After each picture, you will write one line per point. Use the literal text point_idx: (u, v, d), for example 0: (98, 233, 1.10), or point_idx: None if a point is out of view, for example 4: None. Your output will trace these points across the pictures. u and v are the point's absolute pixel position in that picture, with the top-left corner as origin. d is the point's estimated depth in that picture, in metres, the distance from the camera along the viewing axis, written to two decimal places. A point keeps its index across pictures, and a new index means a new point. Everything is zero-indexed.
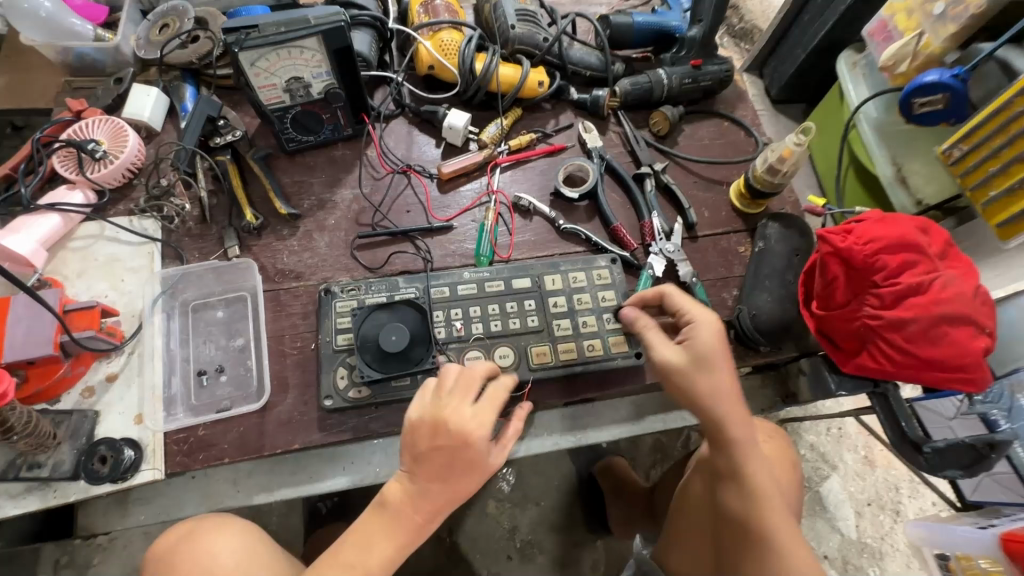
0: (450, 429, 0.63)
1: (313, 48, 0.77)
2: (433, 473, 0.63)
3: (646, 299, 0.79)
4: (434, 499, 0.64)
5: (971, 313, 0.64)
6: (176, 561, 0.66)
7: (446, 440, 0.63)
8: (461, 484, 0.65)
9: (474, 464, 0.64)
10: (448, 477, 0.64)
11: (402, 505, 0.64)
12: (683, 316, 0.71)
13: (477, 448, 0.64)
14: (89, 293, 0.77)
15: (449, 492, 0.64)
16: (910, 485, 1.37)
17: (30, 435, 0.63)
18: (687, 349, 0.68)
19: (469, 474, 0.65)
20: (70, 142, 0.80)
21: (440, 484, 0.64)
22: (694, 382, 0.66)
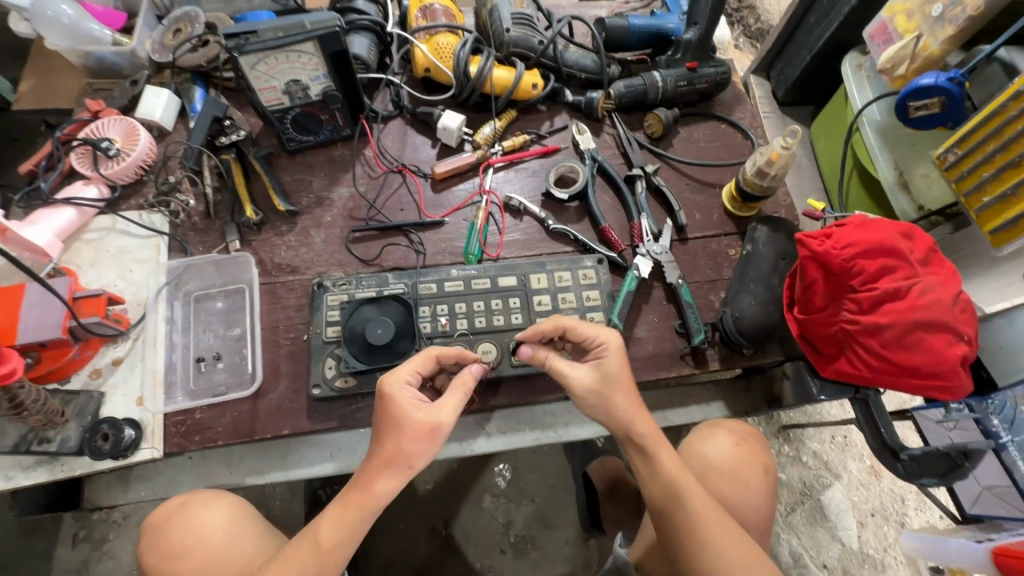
0: (404, 397, 0.65)
1: (310, 53, 0.80)
2: (391, 437, 0.64)
3: (543, 332, 0.75)
4: (397, 466, 0.64)
5: (949, 319, 0.64)
6: (169, 531, 0.69)
7: (398, 406, 0.64)
8: (414, 448, 0.64)
9: (427, 429, 0.64)
10: (401, 440, 0.64)
11: (380, 476, 0.64)
12: (590, 340, 0.73)
13: (424, 413, 0.64)
14: (100, 282, 0.83)
15: (404, 459, 0.64)
16: (916, 497, 1.34)
17: (40, 412, 0.68)
18: (596, 370, 0.71)
19: (421, 438, 0.64)
20: (87, 140, 0.86)
21: (397, 450, 0.64)
22: (599, 397, 0.70)
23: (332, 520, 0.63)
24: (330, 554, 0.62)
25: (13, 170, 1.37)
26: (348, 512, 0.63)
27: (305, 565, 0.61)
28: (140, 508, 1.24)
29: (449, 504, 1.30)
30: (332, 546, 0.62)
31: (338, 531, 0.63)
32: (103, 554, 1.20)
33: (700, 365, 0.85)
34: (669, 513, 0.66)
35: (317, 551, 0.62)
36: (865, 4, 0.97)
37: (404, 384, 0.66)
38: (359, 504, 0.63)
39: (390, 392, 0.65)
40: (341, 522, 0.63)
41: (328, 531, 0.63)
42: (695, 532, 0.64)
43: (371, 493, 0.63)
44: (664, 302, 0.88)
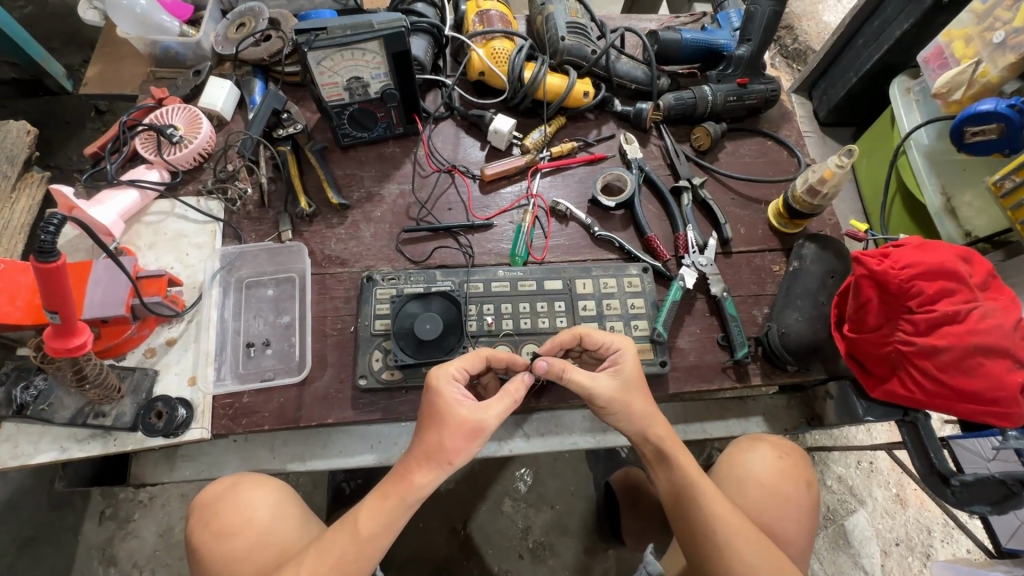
0: (450, 393, 0.65)
1: (374, 51, 0.82)
2: (435, 430, 0.64)
3: (565, 342, 0.75)
4: (436, 460, 0.63)
5: (1009, 345, 0.63)
6: (219, 511, 0.73)
7: (445, 400, 0.64)
8: (456, 445, 0.63)
9: (469, 428, 0.63)
10: (443, 434, 0.63)
11: (420, 467, 0.64)
12: (606, 347, 0.74)
13: (468, 411, 0.64)
14: (157, 263, 0.85)
15: (445, 455, 0.63)
16: (943, 528, 1.31)
17: (99, 386, 0.70)
18: (615, 376, 0.71)
19: (463, 435, 0.63)
20: (152, 126, 0.88)
21: (438, 444, 0.63)
22: (620, 402, 0.70)
23: (370, 509, 0.64)
24: (367, 542, 0.62)
25: (63, 151, 1.40)
26: (387, 502, 0.63)
27: (341, 554, 0.62)
28: (166, 490, 1.26)
29: (468, 505, 1.30)
30: (369, 536, 0.63)
31: (378, 521, 0.63)
32: (127, 533, 1.21)
33: (741, 378, 0.85)
34: (686, 515, 0.69)
35: (355, 541, 0.62)
36: (921, 28, 0.97)
37: (452, 379, 0.67)
38: (397, 496, 0.63)
39: (440, 386, 0.65)
40: (379, 512, 0.63)
41: (367, 519, 0.63)
42: (710, 531, 0.67)
43: (411, 484, 0.63)
44: (707, 314, 0.89)
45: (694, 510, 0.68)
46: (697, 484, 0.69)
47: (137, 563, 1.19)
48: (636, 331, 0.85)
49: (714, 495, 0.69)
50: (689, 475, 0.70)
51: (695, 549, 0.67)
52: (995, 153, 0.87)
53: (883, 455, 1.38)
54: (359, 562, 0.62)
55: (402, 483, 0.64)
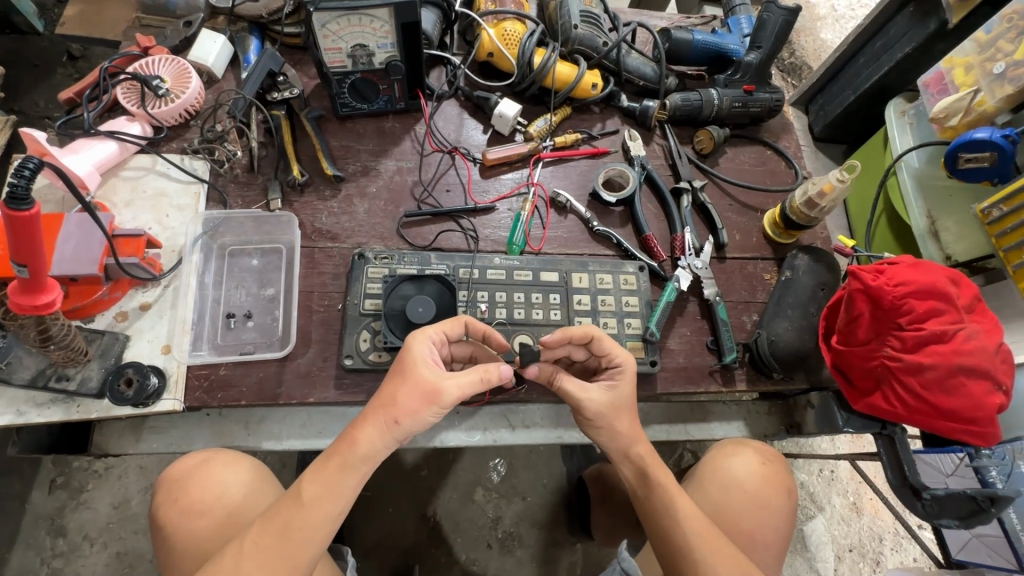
0: (420, 350, 0.63)
1: (383, 19, 0.78)
2: (396, 382, 0.61)
3: (573, 338, 0.71)
4: (383, 418, 0.60)
5: (990, 368, 0.66)
6: (188, 488, 0.70)
7: (414, 356, 0.62)
8: (408, 403, 0.60)
9: (427, 390, 0.60)
10: (400, 389, 0.61)
11: (366, 424, 0.61)
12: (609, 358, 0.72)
13: (431, 374, 0.61)
14: (135, 223, 0.80)
15: (393, 410, 0.60)
16: (894, 537, 1.36)
17: (65, 348, 0.65)
18: (608, 392, 0.70)
19: (419, 397, 0.60)
20: (137, 75, 0.83)
21: (393, 399, 0.61)
22: (608, 420, 0.70)
23: (315, 476, 0.60)
24: (310, 510, 0.59)
25: (29, 95, 1.31)
26: (332, 468, 0.60)
27: (284, 523, 0.59)
28: (124, 461, 1.20)
29: (440, 492, 1.29)
30: (314, 503, 0.59)
31: (322, 485, 0.60)
32: (79, 504, 1.15)
33: (727, 383, 0.86)
34: (659, 527, 0.69)
35: (299, 509, 0.59)
36: (923, 52, 0.99)
37: (428, 341, 0.64)
38: (340, 458, 0.60)
39: (412, 343, 0.63)
40: (321, 478, 0.60)
41: (311, 485, 0.60)
42: (686, 545, 0.66)
43: (354, 441, 0.60)
44: (698, 318, 0.89)
45: (668, 524, 0.68)
46: (672, 500, 0.69)
47: (88, 535, 1.14)
48: (630, 328, 0.85)
49: (690, 510, 0.69)
50: (666, 495, 0.69)
51: (668, 561, 0.67)
52: (983, 181, 0.89)
53: (844, 464, 1.43)
54: (312, 531, 0.59)
55: (346, 440, 0.61)
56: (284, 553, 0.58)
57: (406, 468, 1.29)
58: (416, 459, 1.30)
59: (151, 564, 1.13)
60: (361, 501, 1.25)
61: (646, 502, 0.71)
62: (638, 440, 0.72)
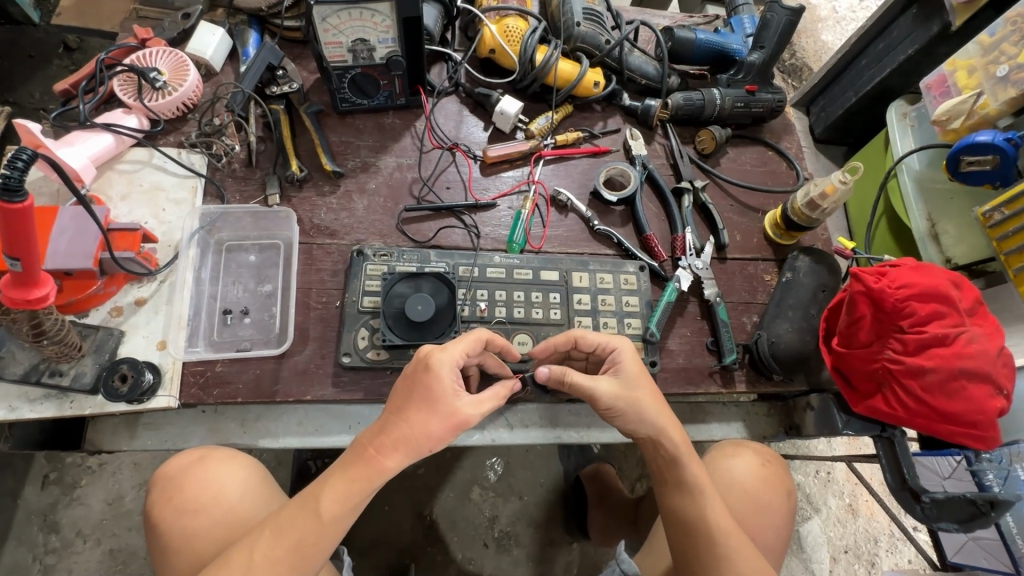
0: (448, 378, 0.61)
1: (384, 13, 0.78)
2: (422, 409, 0.60)
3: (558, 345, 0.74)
4: (415, 446, 0.59)
5: (991, 371, 0.66)
6: (185, 486, 0.70)
7: (444, 386, 0.60)
8: (436, 433, 0.59)
9: (456, 420, 0.60)
10: (430, 418, 0.59)
11: (394, 449, 0.59)
12: (602, 348, 0.73)
13: (462, 403, 0.61)
14: (130, 217, 0.79)
15: (424, 441, 0.59)
16: (889, 539, 1.37)
17: (58, 343, 0.64)
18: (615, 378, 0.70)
19: (449, 428, 0.60)
20: (134, 67, 0.82)
21: (421, 429, 0.59)
22: (621, 409, 0.68)
23: (335, 488, 0.59)
24: (327, 526, 0.58)
25: (25, 86, 1.29)
26: (353, 484, 0.59)
27: (299, 538, 0.58)
28: (118, 457, 1.19)
29: (436, 491, 1.28)
30: (332, 520, 0.58)
31: (340, 501, 0.59)
32: (73, 500, 1.14)
33: (727, 384, 0.85)
34: (687, 519, 0.67)
35: (317, 525, 0.58)
36: (925, 54, 0.98)
37: (453, 365, 0.62)
38: (365, 476, 0.59)
39: (440, 369, 0.61)
40: (341, 495, 0.59)
41: (330, 502, 0.58)
42: (710, 537, 0.65)
43: (380, 465, 0.59)
44: (698, 318, 0.89)
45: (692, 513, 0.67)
46: (704, 497, 0.68)
47: (81, 531, 1.13)
48: (630, 329, 0.85)
49: (722, 513, 0.67)
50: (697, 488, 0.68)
51: (681, 552, 0.67)
52: (985, 184, 0.89)
53: (841, 465, 1.43)
54: (323, 543, 0.58)
55: (368, 460, 0.59)
56: (295, 565, 0.57)
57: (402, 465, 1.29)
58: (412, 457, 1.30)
59: (144, 562, 1.12)
60: None
61: (671, 487, 0.69)
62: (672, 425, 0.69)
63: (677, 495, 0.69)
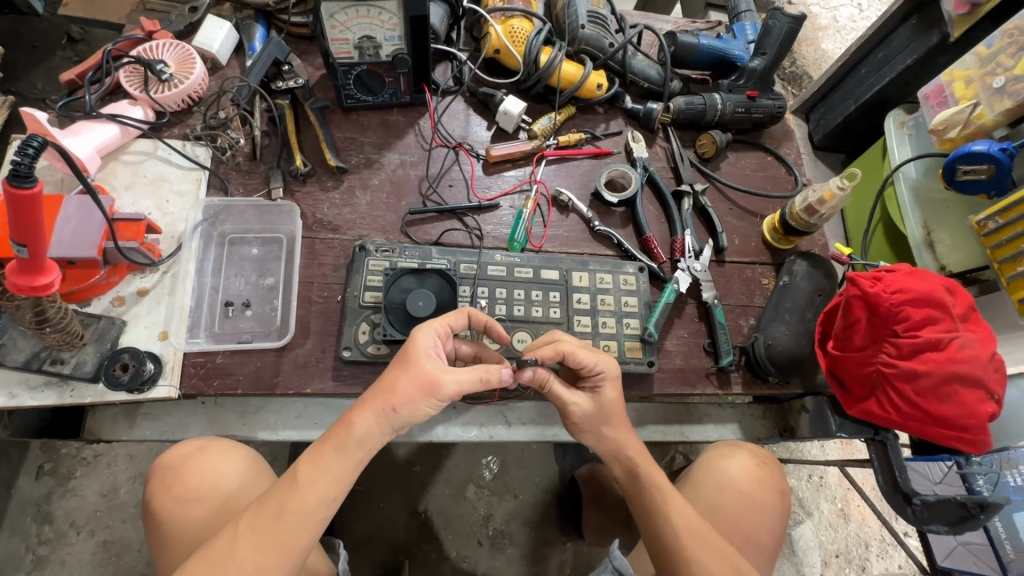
0: (424, 339, 0.62)
1: (390, 11, 0.78)
2: (396, 369, 0.60)
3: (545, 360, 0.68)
4: (381, 405, 0.59)
5: (982, 376, 0.67)
6: (183, 476, 0.70)
7: (417, 344, 0.61)
8: (406, 392, 0.59)
9: (426, 381, 0.59)
10: (399, 376, 0.60)
11: (364, 408, 0.60)
12: (589, 367, 0.70)
13: (432, 366, 0.60)
14: (134, 208, 0.79)
15: (391, 398, 0.59)
16: (880, 544, 1.38)
17: (61, 331, 0.65)
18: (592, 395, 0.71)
19: (418, 387, 0.59)
20: (141, 59, 0.82)
21: (391, 386, 0.60)
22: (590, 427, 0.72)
23: (312, 457, 0.59)
24: (305, 495, 0.58)
25: (27, 78, 1.29)
26: (326, 448, 0.59)
27: (279, 504, 0.58)
28: (113, 449, 1.19)
29: (432, 488, 1.28)
30: (308, 487, 0.58)
31: (317, 468, 0.59)
32: (67, 491, 1.14)
33: (723, 386, 0.86)
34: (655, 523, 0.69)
35: (292, 491, 0.58)
36: (923, 64, 1.00)
37: (432, 331, 0.64)
38: (335, 440, 0.59)
39: (417, 333, 0.63)
40: (315, 463, 0.59)
41: (304, 468, 0.59)
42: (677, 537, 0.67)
43: (350, 424, 0.60)
44: (697, 320, 0.89)
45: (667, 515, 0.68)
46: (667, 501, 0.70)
47: (75, 522, 1.13)
48: (629, 329, 0.85)
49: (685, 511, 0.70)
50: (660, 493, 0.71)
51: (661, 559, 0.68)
52: (980, 194, 0.90)
53: (834, 470, 1.44)
54: (305, 516, 0.58)
55: (342, 424, 0.60)
56: (279, 541, 0.57)
57: (398, 462, 1.29)
58: (408, 454, 1.30)
59: (138, 554, 1.12)
60: (353, 494, 1.24)
61: (638, 495, 0.72)
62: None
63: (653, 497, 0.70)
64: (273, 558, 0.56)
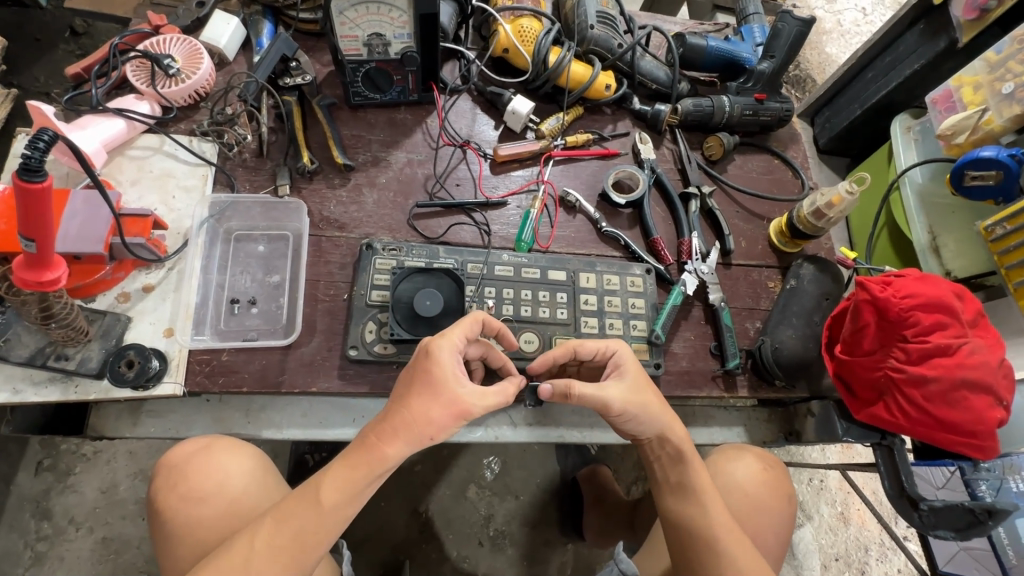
0: (449, 362, 0.60)
1: (401, 9, 0.78)
2: (424, 396, 0.58)
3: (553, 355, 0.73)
4: (416, 434, 0.58)
5: (991, 382, 0.67)
6: (188, 473, 0.70)
7: (444, 369, 0.60)
8: (441, 421, 0.58)
9: (459, 408, 0.59)
10: (432, 403, 0.58)
11: (396, 437, 0.58)
12: (601, 352, 0.73)
13: (465, 392, 0.59)
14: (140, 203, 0.78)
15: (427, 428, 0.58)
16: (880, 548, 1.38)
17: (66, 327, 0.64)
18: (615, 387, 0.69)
19: (450, 414, 0.59)
20: (148, 53, 0.82)
21: (423, 413, 0.58)
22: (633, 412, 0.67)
23: (336, 476, 0.58)
24: (327, 515, 0.58)
25: (30, 70, 1.28)
26: (355, 473, 0.58)
27: (297, 520, 0.58)
28: (113, 445, 1.18)
29: (433, 488, 1.28)
30: (332, 508, 0.58)
31: (341, 489, 0.58)
32: (66, 487, 1.13)
33: (729, 389, 0.86)
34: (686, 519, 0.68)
35: (315, 510, 0.58)
36: (931, 69, 1.00)
37: (455, 351, 0.62)
38: (366, 468, 0.58)
39: (440, 354, 0.60)
40: (343, 486, 0.58)
41: (331, 488, 0.58)
42: (708, 536, 0.66)
43: (382, 454, 0.59)
44: (703, 323, 0.89)
45: (687, 518, 0.68)
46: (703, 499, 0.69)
47: (74, 519, 1.12)
48: (635, 330, 0.85)
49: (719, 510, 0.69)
50: (698, 489, 0.69)
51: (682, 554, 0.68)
52: (988, 200, 0.90)
53: (834, 474, 1.44)
54: (326, 530, 0.58)
55: (373, 451, 0.59)
56: (293, 552, 0.57)
57: (399, 461, 1.28)
58: (409, 453, 1.30)
59: (137, 552, 1.11)
60: None
61: (672, 488, 0.71)
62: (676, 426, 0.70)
63: (671, 498, 0.71)
64: (284, 566, 0.57)
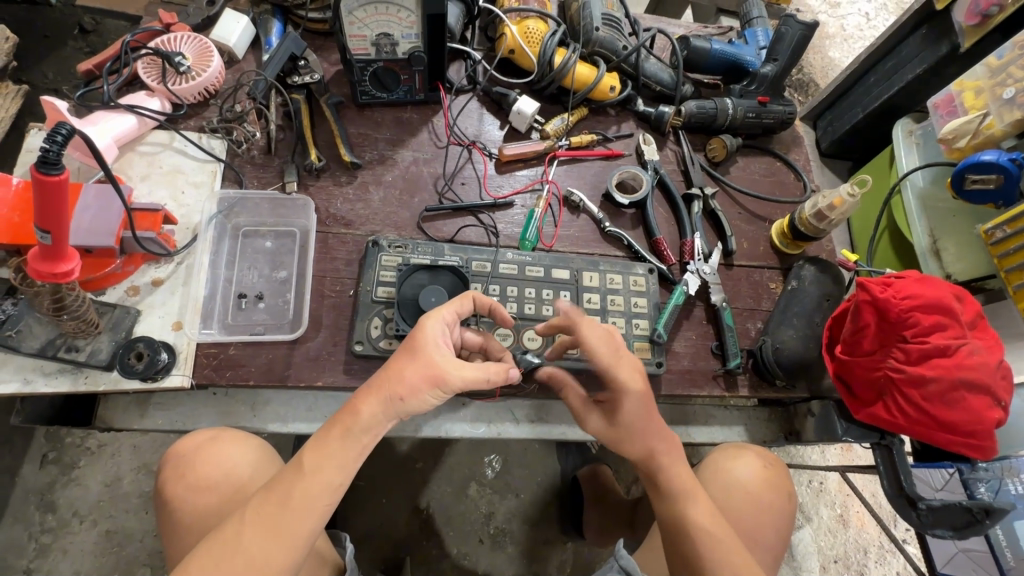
0: (433, 331, 0.62)
1: (409, 9, 0.79)
2: (404, 359, 0.60)
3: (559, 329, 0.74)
4: (387, 394, 0.59)
5: (990, 383, 0.67)
6: (196, 463, 0.71)
7: (427, 336, 0.61)
8: (412, 381, 0.59)
9: (432, 372, 0.59)
10: (406, 367, 0.59)
11: (370, 395, 0.59)
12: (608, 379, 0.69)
13: (441, 357, 0.60)
14: (150, 197, 0.80)
15: (396, 387, 0.59)
16: (878, 550, 1.39)
17: (77, 319, 0.65)
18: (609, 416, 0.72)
19: (423, 378, 0.59)
20: (160, 51, 0.83)
21: (397, 374, 0.59)
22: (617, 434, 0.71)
23: (315, 445, 0.59)
24: (310, 481, 0.58)
25: (39, 67, 1.29)
26: (334, 438, 0.59)
27: (285, 492, 0.58)
28: (118, 439, 1.19)
29: (434, 486, 1.29)
30: (314, 474, 0.58)
31: (322, 455, 0.58)
32: (71, 480, 1.14)
33: (730, 388, 0.87)
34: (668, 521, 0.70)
35: (298, 478, 0.58)
36: (934, 74, 1.00)
37: (440, 322, 0.64)
38: (341, 427, 0.59)
39: (426, 323, 0.63)
40: (321, 450, 0.59)
41: (309, 453, 0.59)
42: (689, 534, 0.68)
43: (355, 412, 0.59)
44: (704, 323, 0.90)
45: (677, 510, 0.69)
46: (687, 499, 0.70)
47: (78, 512, 1.13)
48: (637, 329, 0.86)
49: (703, 512, 0.69)
50: (681, 494, 0.70)
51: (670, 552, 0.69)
52: (988, 204, 0.91)
53: (834, 476, 1.45)
54: (311, 502, 0.58)
55: (347, 412, 0.60)
56: (283, 532, 0.57)
57: (400, 458, 1.29)
58: (411, 450, 1.30)
59: (140, 545, 1.12)
60: (354, 490, 1.25)
61: (654, 490, 0.72)
62: (661, 437, 0.71)
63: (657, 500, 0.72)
64: (277, 546, 0.56)
